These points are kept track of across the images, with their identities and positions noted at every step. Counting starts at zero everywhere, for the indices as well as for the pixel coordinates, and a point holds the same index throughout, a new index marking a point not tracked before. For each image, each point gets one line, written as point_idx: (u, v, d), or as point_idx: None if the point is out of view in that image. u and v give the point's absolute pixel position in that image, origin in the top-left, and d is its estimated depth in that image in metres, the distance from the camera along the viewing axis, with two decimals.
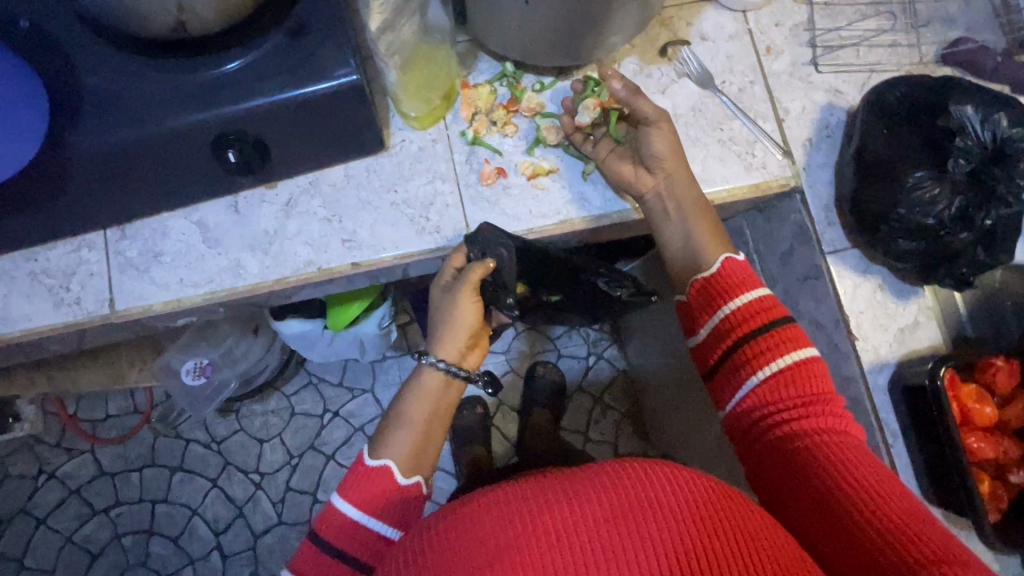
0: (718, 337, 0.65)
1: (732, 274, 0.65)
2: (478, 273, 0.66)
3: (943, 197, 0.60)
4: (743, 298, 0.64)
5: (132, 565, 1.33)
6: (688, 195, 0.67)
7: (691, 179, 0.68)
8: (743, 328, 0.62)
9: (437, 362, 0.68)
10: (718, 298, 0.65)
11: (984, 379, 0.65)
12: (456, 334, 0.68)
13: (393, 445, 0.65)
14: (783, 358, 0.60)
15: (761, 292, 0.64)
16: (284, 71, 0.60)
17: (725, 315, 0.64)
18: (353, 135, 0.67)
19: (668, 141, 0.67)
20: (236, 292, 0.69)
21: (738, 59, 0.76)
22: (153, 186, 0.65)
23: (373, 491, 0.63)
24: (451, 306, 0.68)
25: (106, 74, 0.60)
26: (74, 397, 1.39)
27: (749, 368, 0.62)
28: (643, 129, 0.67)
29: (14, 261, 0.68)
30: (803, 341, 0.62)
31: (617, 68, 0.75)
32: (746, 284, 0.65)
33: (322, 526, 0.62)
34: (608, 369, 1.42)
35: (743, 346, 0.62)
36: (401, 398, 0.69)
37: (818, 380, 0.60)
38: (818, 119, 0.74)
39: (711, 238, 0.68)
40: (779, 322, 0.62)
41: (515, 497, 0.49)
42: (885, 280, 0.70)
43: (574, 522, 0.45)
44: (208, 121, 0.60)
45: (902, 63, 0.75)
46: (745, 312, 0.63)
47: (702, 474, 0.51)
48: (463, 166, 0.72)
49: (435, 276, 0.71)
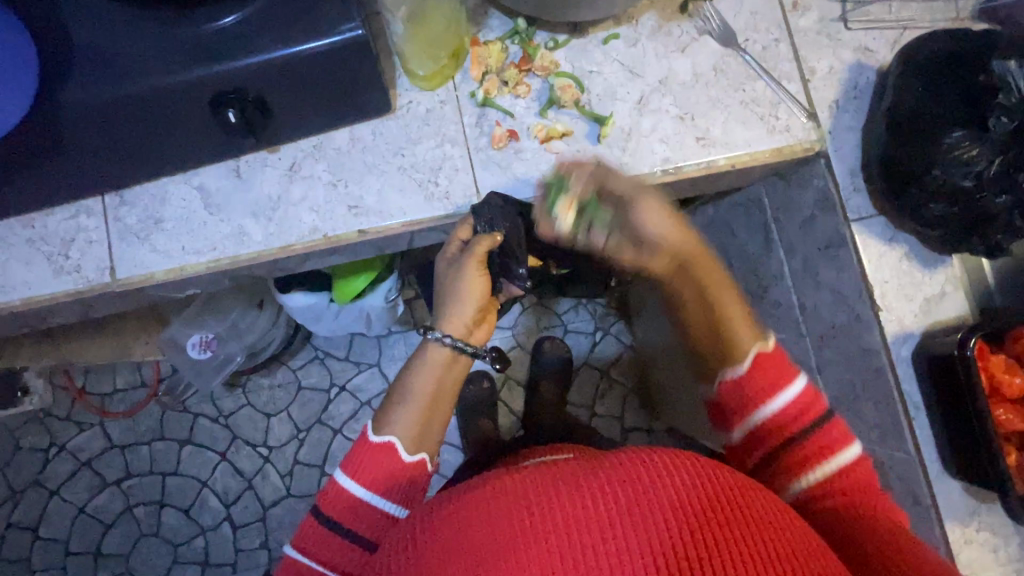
0: (757, 437, 0.63)
1: (767, 371, 0.63)
2: (485, 245, 0.65)
3: (981, 159, 0.58)
4: (775, 403, 0.62)
5: (145, 535, 1.35)
6: (709, 279, 0.67)
7: (707, 257, 0.67)
8: (785, 433, 0.61)
9: (442, 337, 0.67)
10: (752, 400, 0.63)
11: (1014, 350, 0.62)
12: (462, 308, 0.68)
13: (397, 421, 0.64)
14: (828, 463, 0.60)
15: (799, 387, 0.62)
16: (285, 25, 0.57)
17: (763, 420, 0.62)
18: (357, 95, 0.64)
19: (660, 212, 0.64)
20: (239, 260, 0.67)
21: (763, 15, 0.71)
22: (151, 149, 0.63)
23: (378, 468, 0.62)
24: (457, 280, 0.67)
25: (98, 29, 0.57)
26: (81, 370, 1.39)
27: (791, 475, 0.60)
28: (629, 211, 0.65)
29: (12, 227, 0.66)
30: (847, 439, 0.61)
31: (634, 25, 0.71)
32: (785, 378, 0.63)
33: (326, 503, 0.61)
34: (615, 345, 1.41)
35: (785, 453, 0.61)
36: (406, 372, 0.67)
37: (863, 482, 0.59)
38: (846, 79, 0.70)
39: (740, 326, 0.65)
40: (821, 420, 0.61)
41: (520, 485, 0.46)
42: (912, 248, 0.68)
43: (581, 513, 0.43)
44: (207, 78, 0.57)
45: (938, 19, 0.71)
46: (784, 415, 0.62)
47: (716, 462, 0.48)
48: (473, 128, 0.69)
49: (440, 250, 0.70)
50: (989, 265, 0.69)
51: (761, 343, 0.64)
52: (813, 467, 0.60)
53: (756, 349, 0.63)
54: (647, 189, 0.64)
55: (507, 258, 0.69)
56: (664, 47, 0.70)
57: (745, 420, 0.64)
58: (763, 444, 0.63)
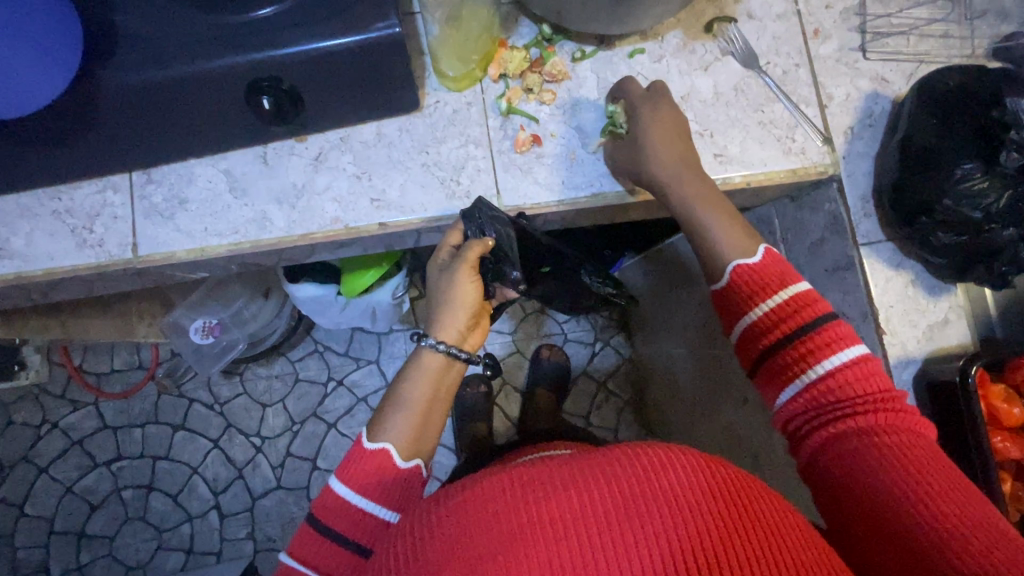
0: (747, 342, 0.62)
1: (758, 274, 0.61)
2: (477, 250, 0.64)
3: (992, 191, 0.59)
4: (771, 300, 0.59)
5: (131, 518, 1.34)
6: (698, 193, 0.64)
7: (698, 183, 0.64)
8: (782, 328, 0.59)
9: (437, 344, 0.64)
10: (745, 302, 0.61)
11: (1014, 380, 0.63)
12: (456, 315, 0.65)
13: (393, 429, 0.62)
14: (834, 357, 0.56)
15: (797, 289, 0.59)
16: (323, 19, 0.58)
17: (757, 319, 0.60)
18: (387, 91, 0.66)
19: (663, 128, 0.64)
20: (260, 243, 0.68)
21: (785, 40, 0.74)
22: (183, 130, 0.64)
23: (371, 474, 0.60)
24: (449, 287, 0.65)
25: (140, 14, 0.58)
26: (79, 349, 1.38)
27: (788, 376, 0.58)
28: (639, 119, 0.65)
29: (38, 198, 0.66)
30: (851, 338, 0.57)
31: (659, 41, 0.73)
32: (781, 281, 0.60)
33: (320, 509, 0.60)
34: (613, 357, 1.42)
35: (789, 345, 0.58)
36: (402, 380, 0.65)
37: (875, 377, 0.55)
38: (862, 107, 0.72)
39: (738, 235, 0.63)
40: (822, 320, 0.58)
41: (520, 483, 0.45)
42: (918, 276, 0.69)
43: (582, 515, 0.43)
44: (241, 66, 0.58)
45: (953, 55, 0.73)
46: (783, 310, 0.59)
47: (709, 456, 0.47)
48: (497, 132, 0.70)
49: (432, 257, 0.69)
50: (992, 296, 0.70)
51: (748, 254, 0.62)
52: (817, 361, 0.57)
53: (738, 263, 0.62)
54: (656, 112, 0.65)
55: (499, 261, 0.70)
56: (687, 65, 0.73)
57: (742, 318, 0.62)
58: (760, 341, 0.60)
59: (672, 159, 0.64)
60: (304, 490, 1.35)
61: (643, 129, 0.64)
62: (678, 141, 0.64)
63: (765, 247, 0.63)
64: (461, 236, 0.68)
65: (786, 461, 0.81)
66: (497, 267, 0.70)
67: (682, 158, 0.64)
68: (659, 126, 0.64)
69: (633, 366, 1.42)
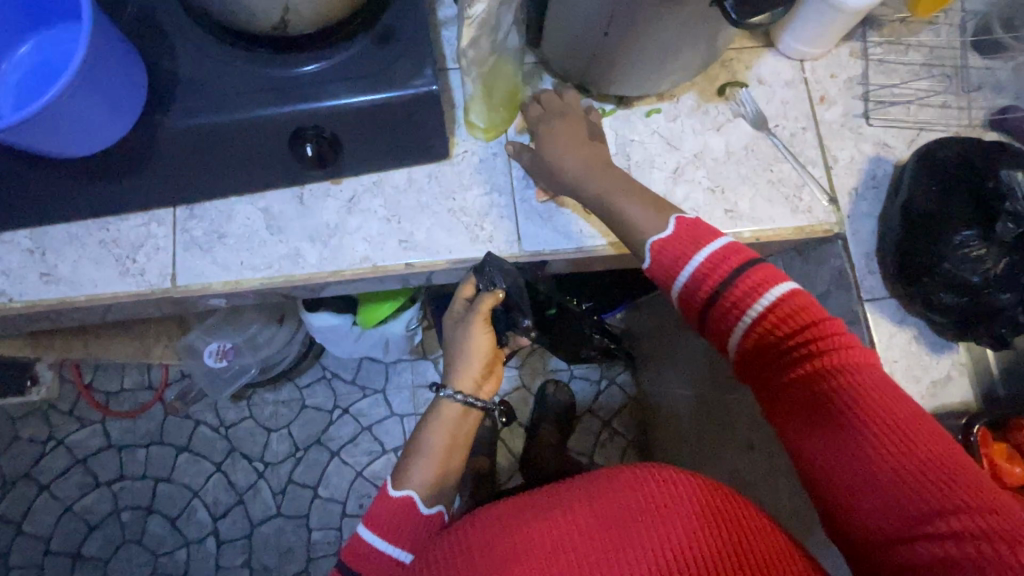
0: (691, 299, 0.61)
1: (679, 238, 0.61)
2: (488, 302, 0.69)
3: (988, 257, 0.63)
4: (694, 262, 0.60)
5: (129, 541, 1.34)
6: (615, 185, 0.67)
7: (616, 177, 0.68)
8: (710, 282, 0.59)
9: (454, 394, 0.67)
10: (675, 267, 0.61)
11: (1016, 440, 0.65)
12: (471, 364, 0.69)
13: (415, 476, 0.63)
14: (765, 297, 0.57)
15: (718, 243, 0.60)
16: (362, 75, 0.63)
17: (685, 284, 0.61)
18: (421, 140, 0.70)
19: (568, 139, 0.70)
20: (293, 279, 0.72)
21: (793, 105, 0.79)
22: (225, 171, 0.68)
23: (396, 522, 0.61)
24: (464, 338, 0.69)
25: (198, 65, 0.63)
26: (91, 366, 1.41)
27: (729, 328, 0.59)
28: (547, 129, 0.72)
29: (87, 228, 0.71)
30: (778, 278, 0.58)
31: (674, 102, 0.78)
32: (701, 239, 0.60)
33: (349, 556, 0.61)
34: (618, 394, 1.43)
35: (721, 300, 0.59)
36: (421, 428, 0.67)
37: (809, 314, 0.56)
38: (866, 170, 0.77)
39: (654, 212, 0.65)
40: (748, 266, 0.59)
41: (517, 507, 0.55)
42: (921, 332, 0.72)
43: (569, 521, 0.51)
44: (288, 115, 0.62)
45: (952, 125, 0.77)
46: (705, 270, 0.59)
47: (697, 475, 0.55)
48: (520, 181, 0.75)
49: (447, 310, 0.73)
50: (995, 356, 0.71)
51: (660, 229, 0.63)
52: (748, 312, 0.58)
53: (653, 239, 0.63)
54: (565, 124, 0.71)
55: (511, 312, 0.73)
56: (700, 125, 0.77)
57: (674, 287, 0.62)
58: (697, 298, 0.60)
59: (585, 164, 0.69)
60: (304, 518, 1.35)
61: (558, 149, 0.70)
62: (587, 146, 0.70)
63: (676, 217, 0.63)
64: (472, 288, 0.72)
65: (790, 512, 0.82)
66: (509, 315, 0.74)
67: (598, 163, 0.69)
68: (561, 137, 0.70)
69: (639, 405, 1.43)
